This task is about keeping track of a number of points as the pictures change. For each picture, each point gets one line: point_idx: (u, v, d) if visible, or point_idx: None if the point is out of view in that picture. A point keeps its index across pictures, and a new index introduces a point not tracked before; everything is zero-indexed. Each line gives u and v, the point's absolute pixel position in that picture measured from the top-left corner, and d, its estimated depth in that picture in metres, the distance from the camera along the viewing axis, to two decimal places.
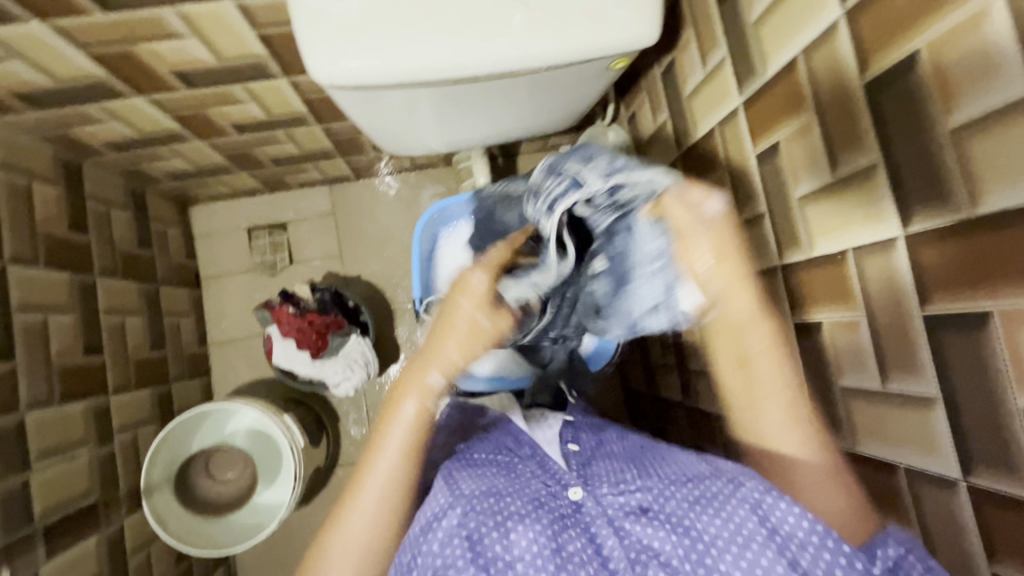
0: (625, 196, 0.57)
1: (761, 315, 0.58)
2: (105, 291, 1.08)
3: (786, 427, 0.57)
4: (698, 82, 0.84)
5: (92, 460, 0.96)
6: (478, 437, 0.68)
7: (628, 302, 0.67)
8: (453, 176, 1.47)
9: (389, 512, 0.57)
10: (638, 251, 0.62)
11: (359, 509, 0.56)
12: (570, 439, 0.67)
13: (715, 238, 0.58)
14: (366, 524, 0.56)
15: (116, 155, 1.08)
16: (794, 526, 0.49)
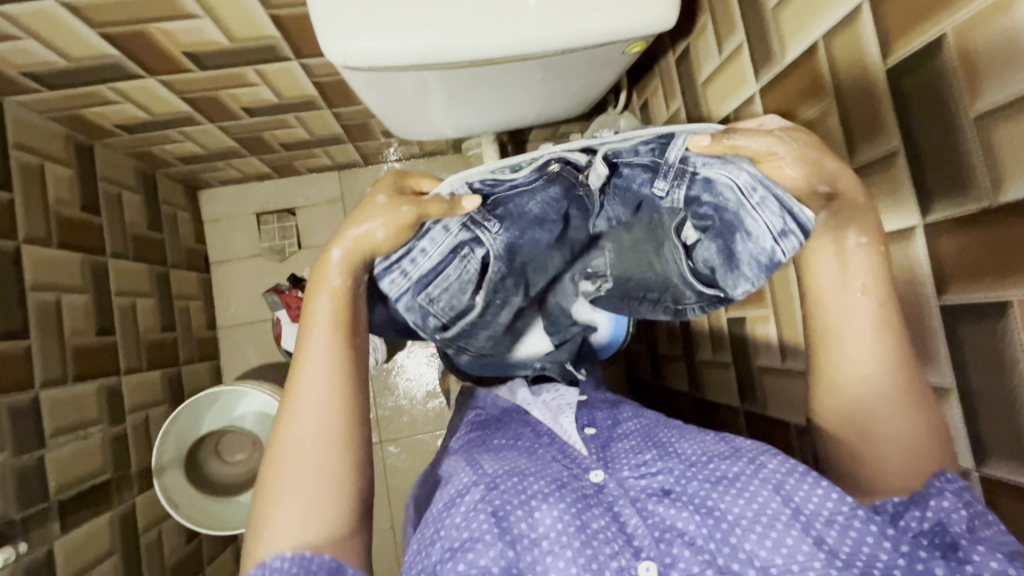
0: (675, 154, 0.51)
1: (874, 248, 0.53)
2: (117, 273, 1.09)
3: (874, 346, 0.53)
4: (713, 69, 0.83)
5: (105, 438, 0.97)
6: (496, 427, 0.68)
7: (745, 254, 0.53)
8: (462, 164, 1.47)
9: (331, 400, 0.54)
10: (731, 195, 0.51)
11: (301, 404, 0.53)
12: (585, 421, 0.66)
13: (802, 156, 0.50)
14: (312, 417, 0.53)
15: (127, 137, 1.08)
16: (819, 505, 0.49)
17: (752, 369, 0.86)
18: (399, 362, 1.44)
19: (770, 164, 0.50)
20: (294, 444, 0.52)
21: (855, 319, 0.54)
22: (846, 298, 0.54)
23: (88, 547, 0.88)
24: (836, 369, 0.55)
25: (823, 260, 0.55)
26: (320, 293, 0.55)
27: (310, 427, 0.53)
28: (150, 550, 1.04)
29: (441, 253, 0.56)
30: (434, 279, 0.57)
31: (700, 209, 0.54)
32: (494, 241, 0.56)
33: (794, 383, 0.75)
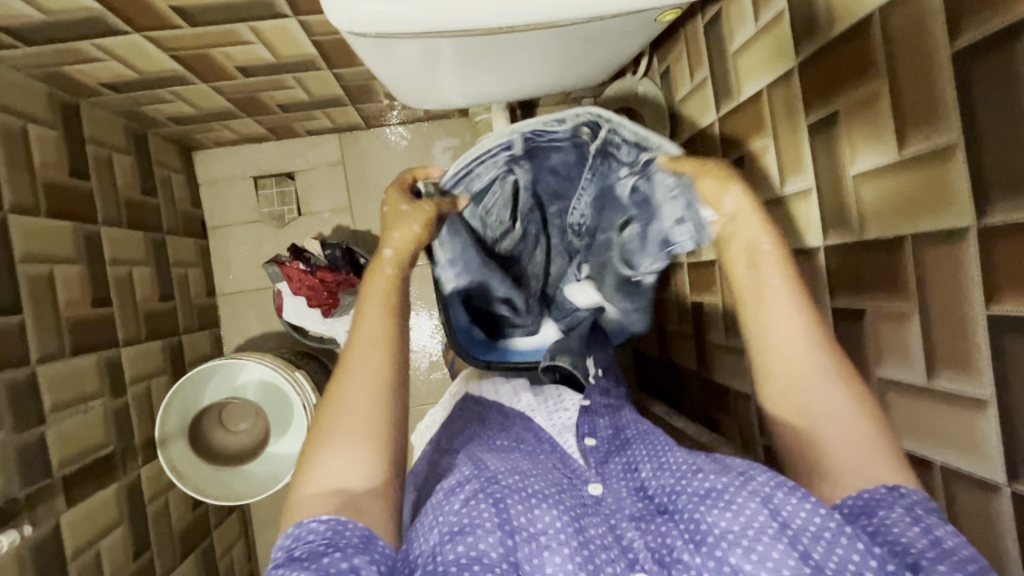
0: (646, 157, 0.64)
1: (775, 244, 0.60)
2: (110, 240, 1.04)
3: (800, 332, 0.58)
4: (748, 38, 0.77)
5: (107, 411, 0.96)
6: (499, 426, 0.67)
7: (653, 236, 0.69)
8: (468, 129, 1.41)
9: (381, 356, 0.58)
10: (659, 193, 0.65)
11: (353, 359, 0.58)
12: (587, 430, 0.64)
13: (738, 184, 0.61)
14: (365, 371, 0.57)
15: (115, 96, 1.02)
16: (806, 520, 0.49)
17: None
18: None
19: (722, 184, 0.61)
20: (345, 394, 0.56)
21: (775, 296, 0.59)
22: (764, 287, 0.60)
23: (93, 519, 0.89)
24: (780, 354, 0.58)
25: (738, 231, 0.61)
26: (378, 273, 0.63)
27: (362, 381, 0.56)
28: (157, 518, 1.06)
29: (486, 178, 0.69)
30: (479, 189, 0.70)
31: (635, 199, 0.67)
32: (522, 175, 0.69)
33: None
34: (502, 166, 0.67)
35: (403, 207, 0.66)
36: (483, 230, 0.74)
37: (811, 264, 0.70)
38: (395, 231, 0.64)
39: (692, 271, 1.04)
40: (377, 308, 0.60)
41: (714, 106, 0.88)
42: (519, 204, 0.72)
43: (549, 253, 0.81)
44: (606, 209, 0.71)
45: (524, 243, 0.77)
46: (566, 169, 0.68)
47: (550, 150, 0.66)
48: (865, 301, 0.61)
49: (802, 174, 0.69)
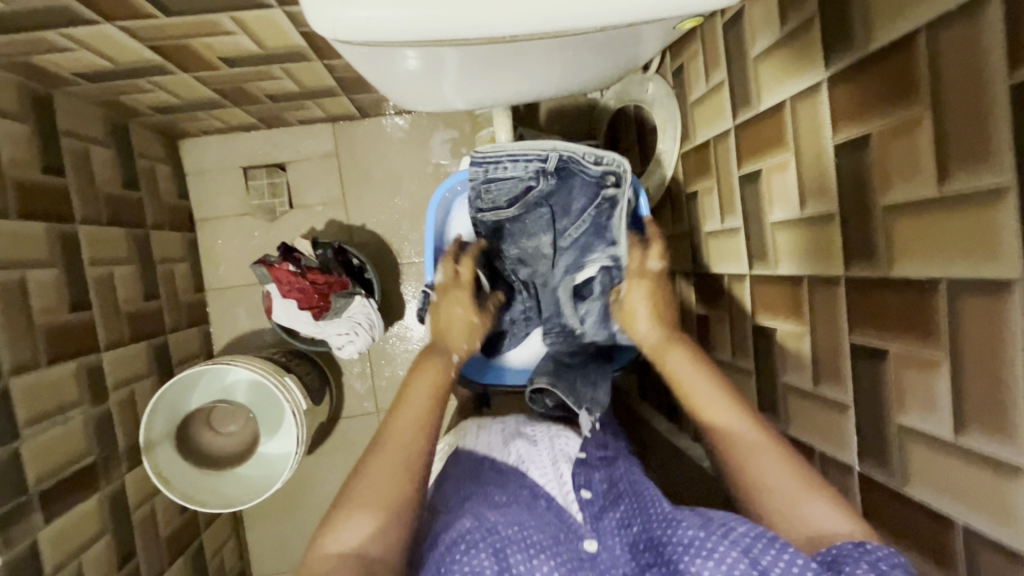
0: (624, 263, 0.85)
1: (671, 342, 0.73)
2: (89, 240, 0.99)
3: (735, 412, 0.63)
4: (773, 43, 0.71)
5: (87, 421, 0.93)
6: (495, 477, 0.63)
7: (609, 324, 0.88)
8: (468, 121, 1.35)
9: (419, 432, 0.61)
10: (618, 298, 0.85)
11: (393, 431, 0.61)
12: (581, 481, 0.62)
13: (652, 304, 0.77)
14: (401, 439, 0.60)
15: (90, 86, 0.95)
16: (785, 569, 0.47)
17: (773, 382, 0.80)
18: (395, 333, 1.39)
19: (630, 311, 0.78)
20: (377, 463, 0.58)
21: (700, 388, 0.66)
22: (698, 382, 0.67)
23: (72, 532, 0.86)
24: (716, 425, 0.63)
25: (639, 315, 0.77)
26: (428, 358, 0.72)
27: (396, 449, 0.59)
28: (143, 524, 1.03)
29: (515, 170, 0.77)
30: (496, 180, 0.78)
31: (603, 283, 0.88)
32: (545, 186, 0.80)
33: (826, 411, 0.69)
34: (530, 172, 0.77)
35: (474, 319, 0.80)
36: (481, 199, 0.82)
37: (831, 294, 0.66)
38: (458, 329, 0.78)
39: (699, 282, 0.99)
40: (422, 391, 0.66)
41: (730, 114, 0.82)
42: (525, 200, 0.81)
43: (526, 250, 0.89)
44: (576, 259, 0.88)
45: (511, 232, 0.88)
46: (580, 215, 0.84)
47: (575, 188, 0.81)
48: (889, 342, 0.57)
49: (826, 197, 0.64)
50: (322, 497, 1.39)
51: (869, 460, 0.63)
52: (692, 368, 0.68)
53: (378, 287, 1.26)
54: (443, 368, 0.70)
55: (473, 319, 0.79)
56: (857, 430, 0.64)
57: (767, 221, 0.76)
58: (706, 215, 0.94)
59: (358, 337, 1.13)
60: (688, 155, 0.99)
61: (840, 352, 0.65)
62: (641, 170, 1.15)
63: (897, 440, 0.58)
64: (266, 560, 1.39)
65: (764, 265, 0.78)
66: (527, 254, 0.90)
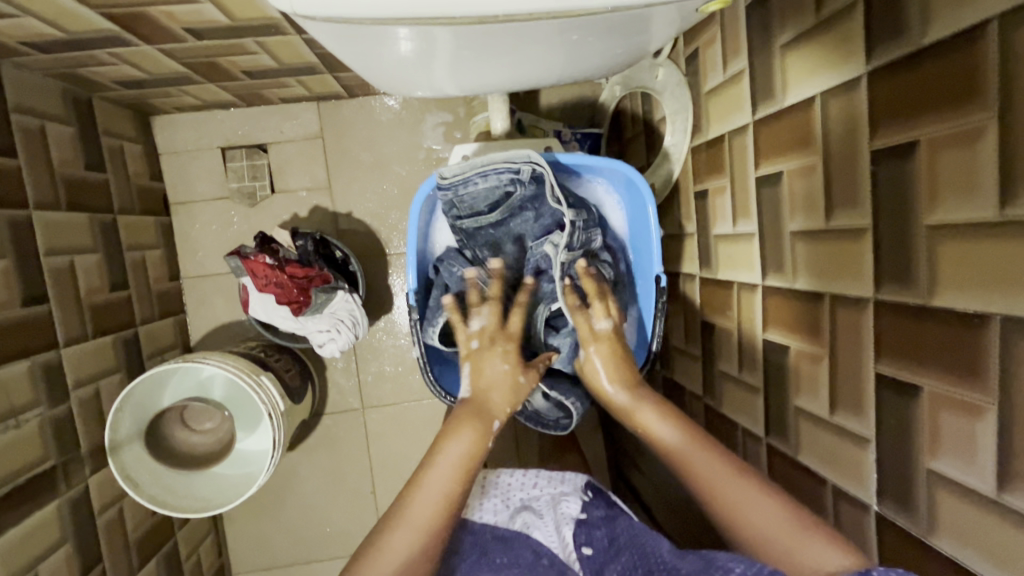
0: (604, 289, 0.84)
1: (636, 400, 0.72)
2: (45, 227, 0.91)
3: (709, 454, 0.65)
4: (806, 30, 0.63)
5: (42, 424, 0.87)
6: (501, 540, 0.69)
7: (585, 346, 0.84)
8: (463, 103, 1.26)
9: (442, 515, 0.64)
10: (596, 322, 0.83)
11: (412, 512, 0.63)
12: (582, 539, 0.69)
13: (613, 351, 0.77)
14: (420, 517, 0.63)
15: (41, 57, 0.86)
16: None
17: (782, 403, 0.74)
18: (383, 327, 1.32)
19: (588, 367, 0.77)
20: (395, 539, 0.61)
21: (673, 441, 0.67)
22: (674, 440, 0.67)
23: (26, 543, 0.81)
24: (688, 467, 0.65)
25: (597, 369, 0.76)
26: (470, 420, 0.70)
27: (410, 525, 0.62)
28: (109, 530, 0.98)
29: (487, 179, 0.78)
30: (469, 188, 0.79)
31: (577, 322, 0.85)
32: (521, 194, 0.80)
33: (842, 442, 0.63)
34: (504, 183, 0.79)
35: (520, 379, 0.75)
36: (458, 204, 0.81)
37: (857, 317, 0.59)
38: (504, 391, 0.74)
39: (705, 287, 0.92)
40: (453, 463, 0.66)
41: (749, 109, 0.75)
42: (507, 204, 0.81)
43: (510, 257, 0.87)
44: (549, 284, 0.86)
45: (493, 240, 0.85)
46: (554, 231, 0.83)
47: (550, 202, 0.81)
48: (924, 378, 0.51)
49: (858, 208, 0.57)
50: (304, 495, 1.34)
51: (887, 500, 0.57)
52: (676, 433, 0.68)
53: (363, 281, 1.19)
54: (483, 434, 0.69)
55: (519, 379, 0.75)
56: (877, 467, 0.58)
57: (785, 229, 0.69)
58: (716, 216, 0.86)
59: (340, 335, 1.06)
60: (699, 150, 0.91)
61: (862, 381, 0.59)
62: (646, 163, 1.07)
63: (925, 484, 0.53)
64: (245, 557, 1.34)
65: (780, 277, 0.71)
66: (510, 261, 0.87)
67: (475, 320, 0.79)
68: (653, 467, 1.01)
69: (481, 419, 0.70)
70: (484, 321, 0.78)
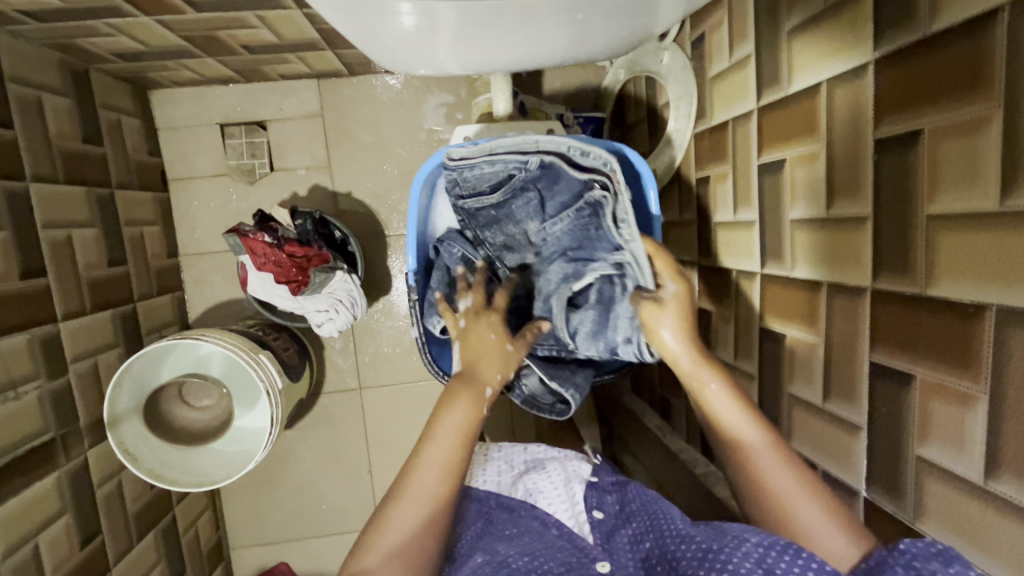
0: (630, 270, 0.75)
1: (702, 366, 0.69)
2: (43, 200, 0.91)
3: (746, 417, 0.66)
4: (814, 15, 0.62)
5: (42, 397, 0.87)
6: (509, 507, 0.72)
7: (608, 328, 0.78)
8: (465, 84, 1.25)
9: (445, 483, 0.64)
10: (619, 304, 0.77)
11: (416, 483, 0.64)
12: (593, 503, 0.72)
13: (677, 315, 0.71)
14: (425, 490, 0.64)
15: (39, 26, 0.85)
16: (790, 565, 0.53)
17: (777, 391, 0.74)
18: (382, 308, 1.32)
19: (654, 316, 0.71)
20: (401, 508, 0.63)
21: (732, 415, 0.66)
22: (734, 411, 0.66)
23: (26, 513, 0.82)
24: (729, 429, 0.66)
25: (659, 320, 0.71)
26: (463, 393, 0.70)
27: (418, 495, 0.63)
28: (108, 501, 0.99)
29: (482, 153, 0.78)
30: (470, 169, 0.79)
31: (601, 292, 0.79)
32: (529, 172, 0.78)
33: (835, 430, 0.64)
34: (503, 166, 0.78)
35: (508, 347, 0.75)
36: (460, 186, 0.81)
37: (854, 306, 0.59)
38: (492, 360, 0.73)
39: (704, 275, 0.93)
40: (452, 434, 0.67)
41: (754, 95, 0.74)
42: (510, 183, 0.79)
43: (512, 237, 0.84)
44: (568, 266, 0.80)
45: (495, 220, 0.83)
46: (571, 215, 0.77)
47: (555, 180, 0.77)
48: (917, 367, 0.52)
49: (859, 197, 0.57)
50: (301, 472, 1.36)
51: (876, 486, 0.58)
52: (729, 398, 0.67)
53: (362, 262, 1.19)
54: (477, 402, 0.70)
55: (507, 347, 0.75)
56: (868, 454, 0.59)
57: (786, 217, 0.69)
58: (718, 204, 0.86)
59: (338, 315, 1.06)
60: (702, 136, 0.90)
61: (856, 370, 0.60)
62: (648, 150, 1.07)
63: (913, 471, 0.54)
64: (242, 531, 1.36)
65: (778, 265, 0.72)
66: (513, 242, 0.84)
67: (462, 301, 0.79)
68: (648, 451, 1.02)
69: (472, 389, 0.70)
70: (470, 301, 0.78)
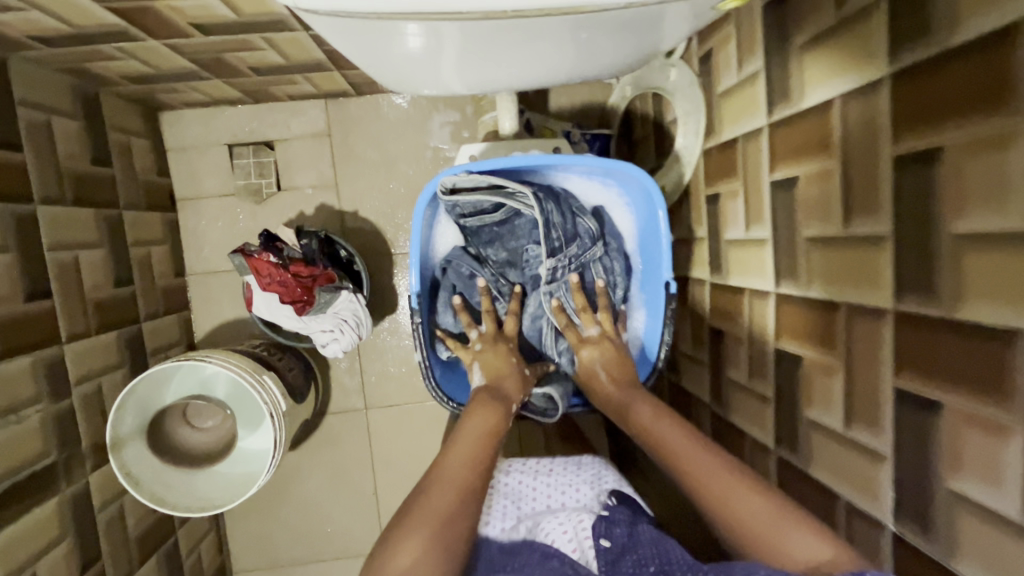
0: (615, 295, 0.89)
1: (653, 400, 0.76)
2: (51, 222, 0.91)
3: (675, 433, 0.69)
4: (826, 30, 0.60)
5: (45, 420, 0.86)
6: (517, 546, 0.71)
7: None
8: (471, 102, 1.25)
9: (475, 473, 0.66)
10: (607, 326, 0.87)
11: (449, 469, 0.66)
12: (602, 531, 0.69)
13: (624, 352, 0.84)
14: (456, 476, 0.65)
15: (50, 51, 0.86)
16: None
17: (795, 416, 0.71)
18: (387, 327, 1.30)
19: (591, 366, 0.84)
20: (436, 496, 0.63)
21: (666, 435, 0.69)
22: (660, 421, 0.72)
23: (24, 540, 0.81)
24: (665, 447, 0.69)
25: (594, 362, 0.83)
26: (491, 401, 0.76)
27: (451, 478, 0.65)
28: (109, 526, 0.97)
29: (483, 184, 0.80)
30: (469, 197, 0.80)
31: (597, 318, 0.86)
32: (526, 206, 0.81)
33: (857, 458, 0.61)
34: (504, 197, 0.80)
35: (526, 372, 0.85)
36: (464, 210, 0.83)
37: (875, 328, 0.57)
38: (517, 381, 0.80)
39: (715, 293, 0.90)
40: (478, 433, 0.71)
41: (763, 112, 0.73)
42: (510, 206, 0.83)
43: (515, 255, 0.89)
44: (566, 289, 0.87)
45: (497, 236, 0.87)
46: (569, 245, 0.85)
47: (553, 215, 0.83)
48: (946, 395, 0.49)
49: (878, 216, 0.55)
50: (306, 494, 1.33)
51: (904, 520, 0.55)
52: (670, 428, 0.70)
53: (368, 280, 1.18)
54: (500, 414, 0.74)
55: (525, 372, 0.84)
56: (894, 487, 0.56)
57: (800, 235, 0.67)
58: (729, 220, 0.84)
59: (343, 335, 1.05)
60: (710, 152, 0.89)
61: (878, 395, 0.57)
62: (656, 166, 1.05)
63: (945, 506, 0.51)
64: (246, 555, 1.34)
65: (794, 284, 0.69)
66: (514, 257, 0.90)
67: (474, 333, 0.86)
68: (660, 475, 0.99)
69: (500, 402, 0.76)
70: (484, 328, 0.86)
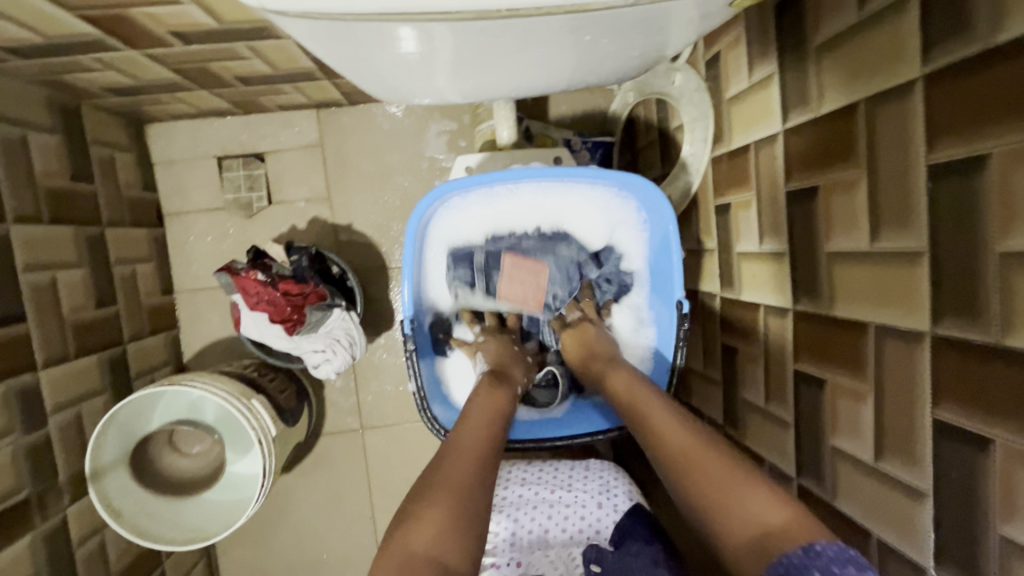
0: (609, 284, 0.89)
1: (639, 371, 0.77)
2: (25, 242, 0.86)
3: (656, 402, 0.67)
4: (848, 29, 0.56)
5: (16, 452, 0.81)
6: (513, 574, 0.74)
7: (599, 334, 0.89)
8: (469, 111, 1.20)
9: (491, 448, 0.64)
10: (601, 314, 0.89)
11: (464, 443, 0.64)
12: (593, 556, 0.71)
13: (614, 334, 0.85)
14: (472, 449, 0.63)
15: (23, 63, 0.82)
16: None
17: (819, 444, 0.66)
18: (383, 344, 1.25)
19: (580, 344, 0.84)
20: (454, 466, 0.60)
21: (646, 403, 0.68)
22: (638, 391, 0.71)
23: None
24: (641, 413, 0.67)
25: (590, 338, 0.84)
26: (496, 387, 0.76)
27: (466, 450, 0.62)
28: (88, 562, 0.92)
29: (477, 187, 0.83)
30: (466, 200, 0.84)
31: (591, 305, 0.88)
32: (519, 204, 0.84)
33: (891, 493, 0.56)
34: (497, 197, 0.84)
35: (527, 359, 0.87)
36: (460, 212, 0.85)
37: (909, 353, 0.51)
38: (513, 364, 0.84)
39: (726, 309, 0.86)
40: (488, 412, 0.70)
41: (778, 118, 0.68)
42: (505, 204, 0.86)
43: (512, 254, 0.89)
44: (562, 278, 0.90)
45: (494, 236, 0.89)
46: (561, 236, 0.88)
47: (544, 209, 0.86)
48: (996, 430, 0.44)
49: (911, 231, 0.50)
50: (300, 518, 1.28)
51: (947, 565, 0.50)
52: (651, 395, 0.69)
53: (362, 298, 1.13)
54: (507, 397, 0.75)
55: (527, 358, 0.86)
56: (935, 528, 0.51)
57: (821, 248, 0.62)
58: (740, 232, 0.79)
59: (335, 356, 1.00)
60: (719, 160, 0.84)
61: (914, 427, 0.52)
62: (661, 175, 1.01)
63: (997, 553, 0.45)
64: None
65: (815, 302, 0.64)
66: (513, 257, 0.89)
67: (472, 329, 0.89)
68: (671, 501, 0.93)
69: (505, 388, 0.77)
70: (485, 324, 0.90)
